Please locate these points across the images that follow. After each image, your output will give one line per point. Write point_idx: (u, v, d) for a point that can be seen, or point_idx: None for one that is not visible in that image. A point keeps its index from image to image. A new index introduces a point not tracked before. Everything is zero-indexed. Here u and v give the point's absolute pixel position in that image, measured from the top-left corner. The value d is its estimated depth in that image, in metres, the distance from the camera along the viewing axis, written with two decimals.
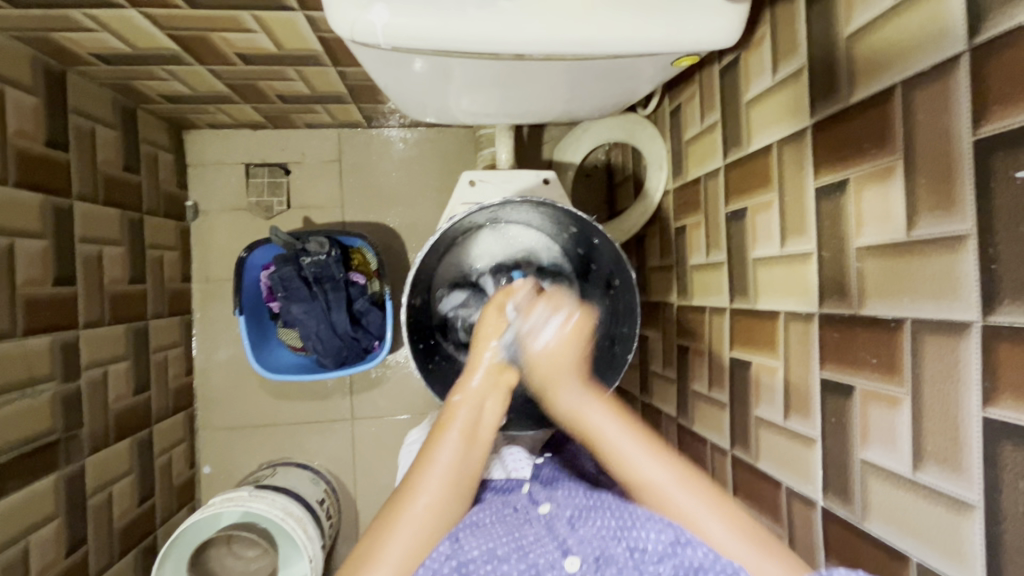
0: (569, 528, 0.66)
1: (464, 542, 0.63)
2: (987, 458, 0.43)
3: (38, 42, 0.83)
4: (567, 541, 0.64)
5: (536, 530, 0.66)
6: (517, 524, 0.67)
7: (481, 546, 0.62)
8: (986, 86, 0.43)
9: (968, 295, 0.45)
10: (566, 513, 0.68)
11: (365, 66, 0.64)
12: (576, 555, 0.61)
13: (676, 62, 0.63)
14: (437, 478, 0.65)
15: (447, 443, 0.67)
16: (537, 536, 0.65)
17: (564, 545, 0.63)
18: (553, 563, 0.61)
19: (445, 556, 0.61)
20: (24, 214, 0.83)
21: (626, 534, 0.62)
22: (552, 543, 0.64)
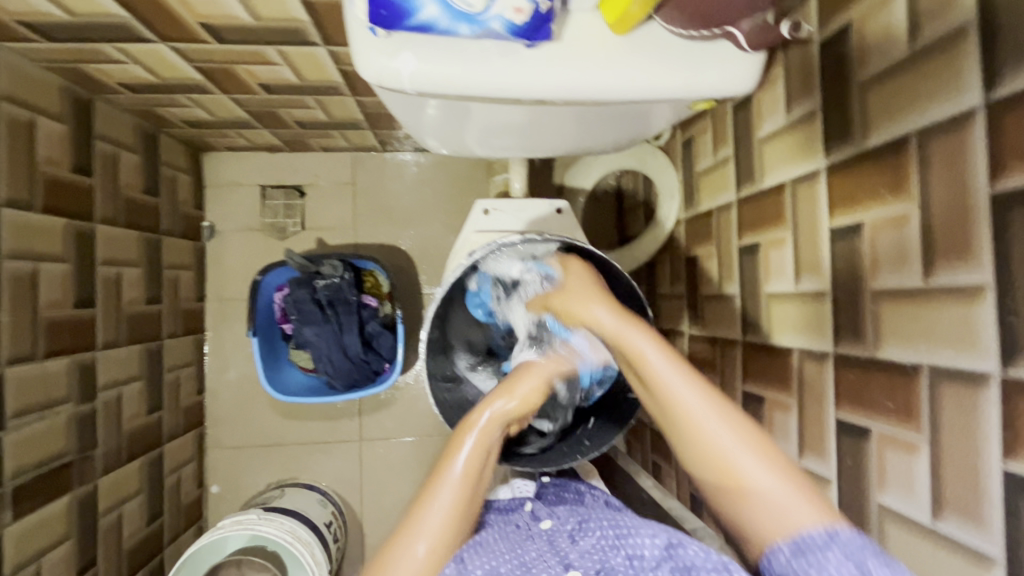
0: (570, 542, 0.67)
1: (469, 560, 0.61)
2: (1009, 511, 0.43)
3: (68, 73, 0.85)
4: (568, 555, 0.64)
5: (539, 546, 0.66)
6: (518, 540, 0.67)
7: (484, 564, 0.60)
8: (1002, 142, 0.44)
9: (987, 346, 0.45)
10: (566, 528, 0.70)
11: (386, 106, 0.65)
12: (576, 567, 0.62)
13: (691, 104, 0.64)
14: (436, 520, 0.62)
15: (449, 483, 0.64)
16: (540, 552, 0.65)
17: (565, 559, 0.63)
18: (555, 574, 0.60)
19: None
20: (49, 238, 0.85)
21: (622, 543, 0.63)
22: (554, 557, 0.64)
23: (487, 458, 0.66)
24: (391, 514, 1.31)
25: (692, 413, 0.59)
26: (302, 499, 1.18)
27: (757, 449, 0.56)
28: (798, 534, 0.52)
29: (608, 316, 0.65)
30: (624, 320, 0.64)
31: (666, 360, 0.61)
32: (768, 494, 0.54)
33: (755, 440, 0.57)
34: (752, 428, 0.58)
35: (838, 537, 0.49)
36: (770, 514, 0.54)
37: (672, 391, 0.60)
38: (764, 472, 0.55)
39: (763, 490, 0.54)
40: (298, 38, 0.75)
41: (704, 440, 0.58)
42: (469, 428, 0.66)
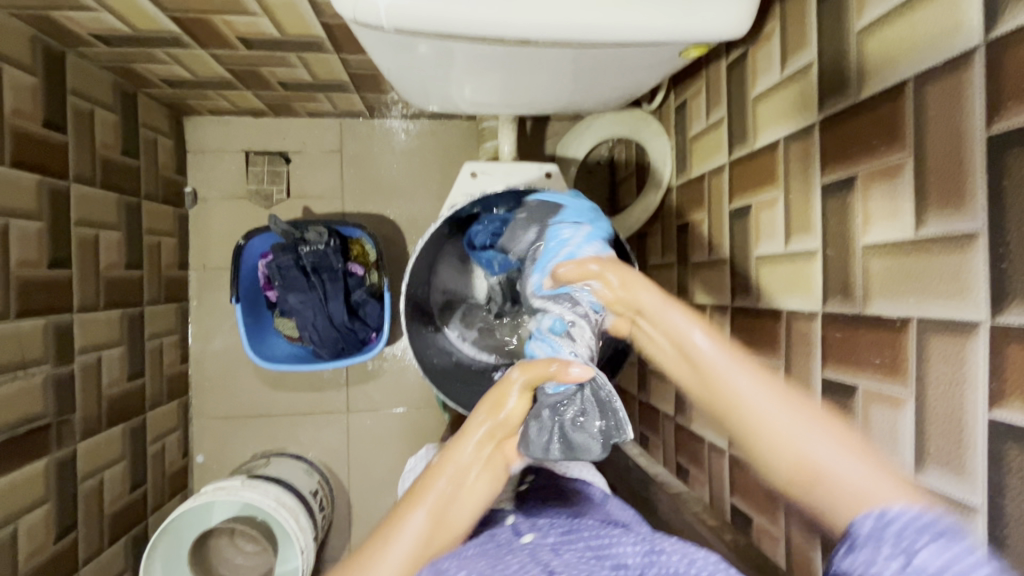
0: (545, 540, 0.57)
1: (445, 567, 0.50)
2: (992, 461, 0.43)
3: (37, 21, 0.81)
4: (552, 563, 0.51)
5: (519, 558, 0.52)
6: (497, 554, 0.52)
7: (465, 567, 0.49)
8: (1000, 82, 0.42)
9: (976, 296, 0.44)
10: (544, 524, 0.66)
11: (369, 51, 0.63)
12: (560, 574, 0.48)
13: (683, 52, 0.62)
14: (403, 552, 0.52)
15: (420, 511, 0.54)
16: (513, 545, 0.59)
17: (548, 566, 0.50)
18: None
19: None
20: (21, 194, 0.82)
21: (606, 554, 0.53)
22: (529, 552, 0.58)
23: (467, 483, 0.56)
24: (379, 485, 1.31)
25: (734, 386, 0.54)
26: (288, 468, 1.17)
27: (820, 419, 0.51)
28: (881, 508, 0.44)
29: (647, 297, 0.61)
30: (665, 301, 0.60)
31: (718, 347, 0.56)
32: (877, 502, 0.45)
33: (848, 446, 0.49)
34: (810, 402, 0.52)
35: (889, 521, 0.43)
36: (848, 509, 0.46)
37: (729, 381, 0.54)
38: (835, 455, 0.48)
39: (869, 498, 0.46)
40: None
41: (763, 429, 0.52)
42: (447, 467, 0.56)
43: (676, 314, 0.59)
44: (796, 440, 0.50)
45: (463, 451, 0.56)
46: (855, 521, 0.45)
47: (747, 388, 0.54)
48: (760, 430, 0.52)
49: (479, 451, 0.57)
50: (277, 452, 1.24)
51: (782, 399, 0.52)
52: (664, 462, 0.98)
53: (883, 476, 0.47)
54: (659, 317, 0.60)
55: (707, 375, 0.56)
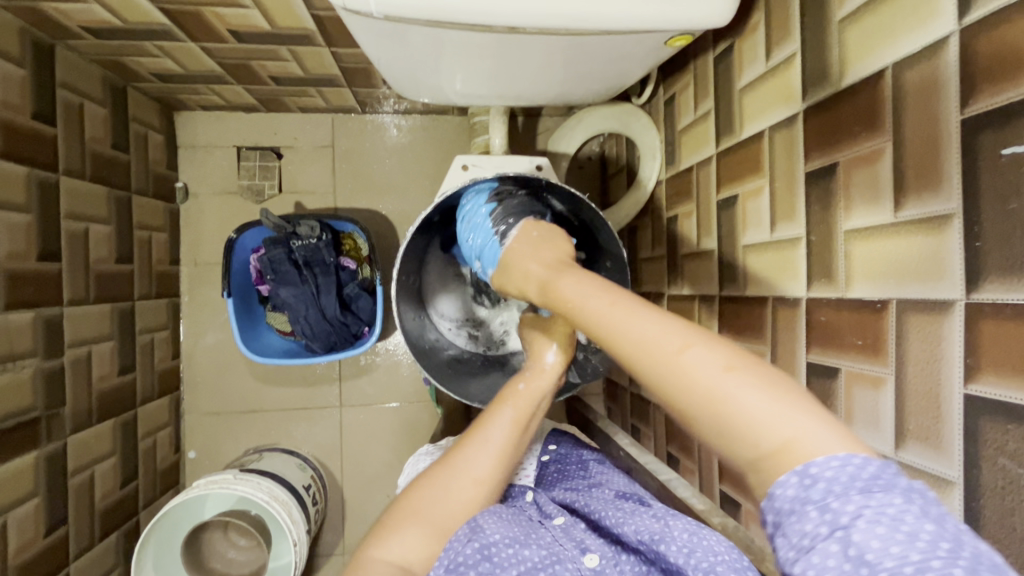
0: (585, 531, 0.63)
1: (483, 526, 0.57)
2: (968, 435, 0.44)
3: (26, 13, 0.81)
4: (583, 539, 0.62)
5: (552, 533, 0.62)
6: (531, 526, 0.62)
7: (501, 530, 0.57)
8: (974, 66, 0.43)
9: (952, 275, 0.45)
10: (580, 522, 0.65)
11: (359, 41, 0.64)
12: (593, 552, 0.60)
13: (669, 42, 0.63)
14: (484, 459, 0.62)
15: (500, 425, 0.64)
16: (553, 537, 0.61)
17: (580, 545, 0.61)
18: (572, 558, 0.59)
19: (464, 537, 0.55)
20: (9, 186, 0.82)
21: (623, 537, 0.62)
22: (569, 542, 0.61)
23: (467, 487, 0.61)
24: (372, 479, 1.31)
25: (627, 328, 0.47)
26: (281, 462, 1.17)
27: (728, 362, 0.42)
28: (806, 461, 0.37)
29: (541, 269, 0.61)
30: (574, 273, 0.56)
31: (612, 303, 0.49)
32: (776, 430, 0.38)
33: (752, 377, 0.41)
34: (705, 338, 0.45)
35: (814, 482, 0.36)
36: (747, 442, 0.39)
37: (629, 332, 0.46)
38: (736, 384, 0.40)
39: (767, 429, 0.38)
40: None
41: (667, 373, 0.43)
42: (511, 395, 0.67)
43: (577, 282, 0.54)
44: (685, 370, 0.42)
45: (518, 387, 0.68)
46: (772, 488, 0.38)
47: (640, 327, 0.46)
48: (647, 361, 0.45)
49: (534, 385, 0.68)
50: (270, 447, 1.24)
51: (692, 338, 0.44)
52: (655, 451, 0.99)
53: (780, 405, 0.39)
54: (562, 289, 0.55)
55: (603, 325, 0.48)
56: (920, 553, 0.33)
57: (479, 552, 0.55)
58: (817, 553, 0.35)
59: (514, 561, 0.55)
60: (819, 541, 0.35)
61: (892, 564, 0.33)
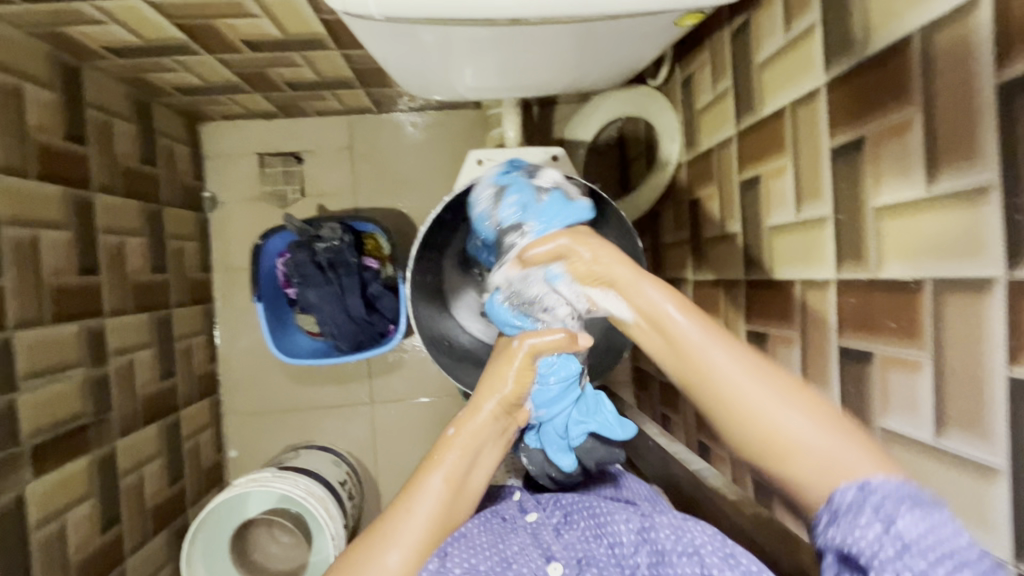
0: (554, 535, 0.64)
1: (452, 553, 0.58)
2: (1014, 419, 0.41)
3: (51, 38, 0.85)
4: (550, 547, 0.61)
5: (521, 539, 0.62)
6: (502, 532, 0.63)
7: (463, 562, 0.57)
8: (1010, 25, 0.40)
9: (992, 251, 0.42)
10: (552, 520, 0.66)
11: (366, 44, 0.64)
12: (558, 560, 0.59)
13: (680, 21, 0.60)
14: (414, 529, 0.59)
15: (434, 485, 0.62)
16: (522, 545, 0.61)
17: (546, 552, 0.61)
18: (536, 570, 0.58)
19: (433, 574, 0.56)
20: (47, 205, 0.85)
21: (605, 532, 0.61)
22: (536, 551, 0.61)
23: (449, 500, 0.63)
24: (405, 473, 1.34)
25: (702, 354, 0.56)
26: (317, 459, 1.20)
27: (794, 400, 0.52)
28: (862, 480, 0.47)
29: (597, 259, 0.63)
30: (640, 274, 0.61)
31: (693, 323, 0.57)
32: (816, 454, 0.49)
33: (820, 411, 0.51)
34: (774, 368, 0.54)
35: (872, 491, 0.45)
36: (815, 479, 0.49)
37: (711, 363, 0.55)
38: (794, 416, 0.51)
39: (812, 450, 0.50)
40: None
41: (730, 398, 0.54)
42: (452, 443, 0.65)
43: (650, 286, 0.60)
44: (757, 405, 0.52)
45: (474, 421, 0.66)
46: (834, 493, 0.47)
47: (720, 357, 0.55)
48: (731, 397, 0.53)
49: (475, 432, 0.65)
50: (306, 444, 1.28)
51: (753, 371, 0.54)
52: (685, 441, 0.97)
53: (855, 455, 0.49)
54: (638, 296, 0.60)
55: (687, 350, 0.57)
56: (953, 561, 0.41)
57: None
58: (861, 530, 0.44)
59: None
60: (866, 522, 0.44)
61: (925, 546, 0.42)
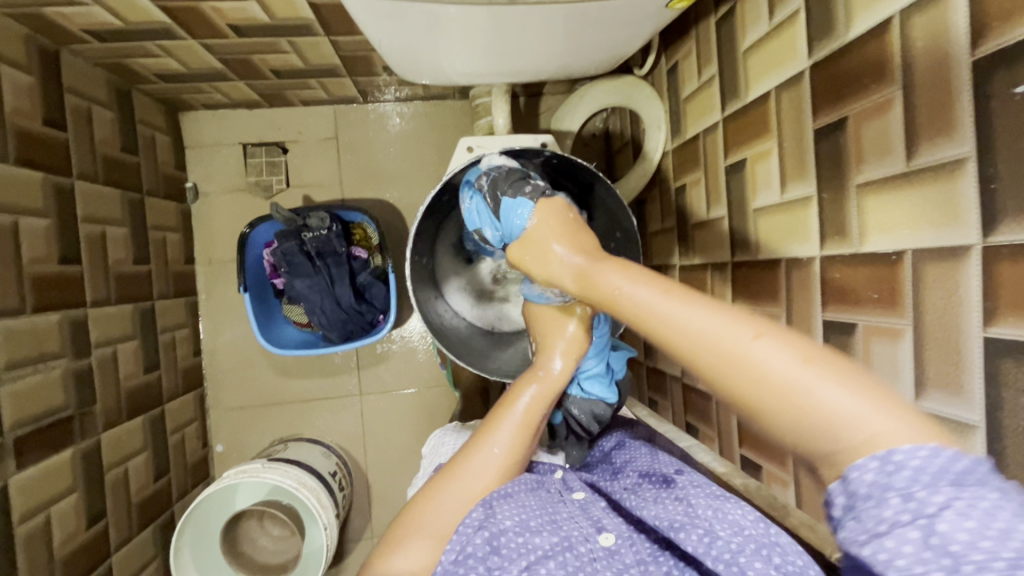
0: (603, 510, 0.61)
1: (497, 513, 0.57)
2: (989, 378, 0.44)
3: (29, 19, 0.82)
4: (601, 519, 0.59)
5: (569, 510, 0.61)
6: (550, 503, 0.61)
7: (513, 517, 0.57)
8: (984, 6, 0.43)
9: (968, 220, 0.45)
10: (599, 500, 0.63)
11: (359, 24, 0.64)
12: (610, 531, 0.57)
13: (670, 4, 0.62)
14: (481, 476, 0.63)
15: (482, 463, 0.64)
16: (571, 515, 0.60)
17: (597, 522, 0.59)
18: (587, 537, 0.56)
19: (475, 524, 0.56)
20: (27, 192, 0.83)
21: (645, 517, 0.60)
22: (585, 520, 0.59)
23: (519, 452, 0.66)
24: (394, 464, 1.34)
25: (673, 319, 0.49)
26: (306, 451, 1.20)
27: (798, 357, 0.43)
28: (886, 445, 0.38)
29: (576, 259, 0.60)
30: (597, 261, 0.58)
31: (651, 290, 0.52)
32: (844, 422, 0.40)
33: (806, 352, 0.43)
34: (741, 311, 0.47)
35: (898, 469, 0.38)
36: (829, 439, 0.41)
37: (682, 332, 0.48)
38: (784, 363, 0.43)
39: (848, 426, 0.40)
40: None
41: (712, 360, 0.46)
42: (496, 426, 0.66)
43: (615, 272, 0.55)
44: (737, 356, 0.45)
45: (521, 399, 0.68)
46: (847, 472, 0.40)
47: (682, 314, 0.48)
48: (711, 363, 0.46)
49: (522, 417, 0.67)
50: (294, 437, 1.27)
51: (732, 324, 0.46)
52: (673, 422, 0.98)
53: (866, 394, 0.40)
54: (604, 280, 0.56)
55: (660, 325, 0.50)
56: (1012, 550, 0.34)
57: (489, 543, 0.54)
58: (890, 537, 0.37)
59: (523, 551, 0.53)
60: (897, 527, 0.37)
61: (978, 552, 0.35)
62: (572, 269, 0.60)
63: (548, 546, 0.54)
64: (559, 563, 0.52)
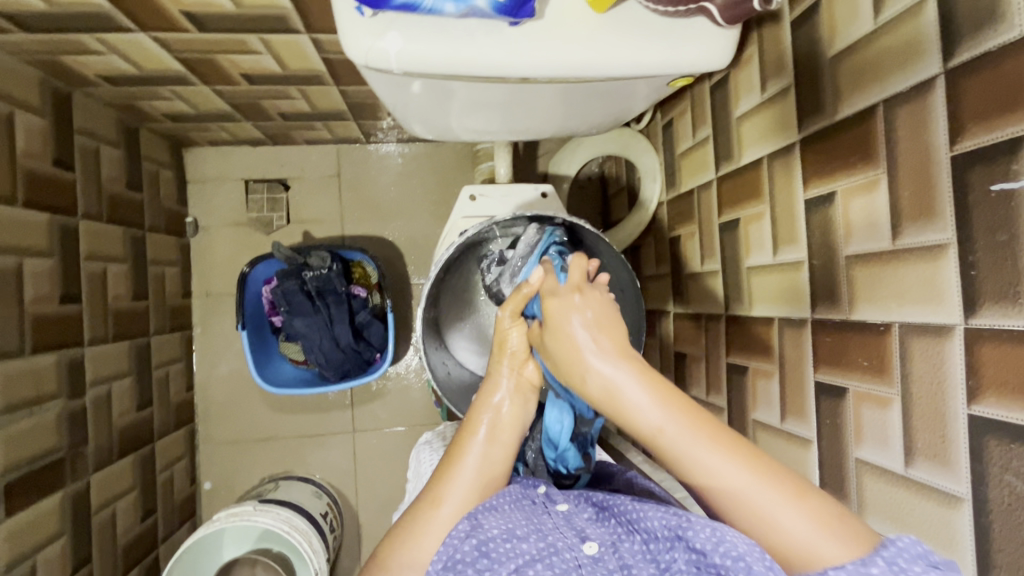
0: (587, 520, 0.60)
1: (483, 522, 0.57)
2: (974, 452, 0.46)
3: (46, 65, 0.84)
4: (585, 528, 0.58)
5: (554, 520, 0.59)
6: (534, 511, 0.60)
7: (500, 525, 0.56)
8: (961, 106, 0.46)
9: (950, 300, 0.48)
10: (585, 510, 0.62)
11: (374, 90, 0.67)
12: (593, 539, 0.56)
13: (671, 82, 0.66)
14: (464, 486, 0.61)
15: (475, 446, 0.63)
16: (556, 524, 0.58)
17: (581, 532, 0.57)
18: (571, 545, 0.55)
19: (463, 533, 0.56)
20: (32, 233, 0.84)
21: (638, 526, 0.55)
22: (569, 530, 0.58)
23: (505, 426, 0.65)
24: (385, 503, 1.32)
25: (701, 463, 0.50)
26: (297, 490, 1.18)
27: (789, 493, 0.47)
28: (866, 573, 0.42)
29: (610, 371, 0.54)
30: (624, 368, 0.54)
31: (660, 407, 0.51)
32: None
33: (821, 511, 0.46)
34: (747, 448, 0.50)
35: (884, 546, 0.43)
36: None
37: (698, 463, 0.50)
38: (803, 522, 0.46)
39: None
40: (281, 25, 0.76)
41: (740, 504, 0.48)
42: (485, 406, 0.65)
43: (600, 360, 0.54)
44: (765, 513, 0.47)
45: (495, 391, 0.66)
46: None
47: (709, 461, 0.49)
48: (736, 506, 0.48)
49: (510, 390, 0.66)
50: (286, 475, 1.25)
51: (733, 455, 0.49)
52: None
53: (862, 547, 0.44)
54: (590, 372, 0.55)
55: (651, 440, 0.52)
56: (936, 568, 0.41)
57: (477, 549, 0.54)
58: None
59: (511, 556, 0.53)
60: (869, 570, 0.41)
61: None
62: (602, 379, 0.54)
63: (535, 552, 0.54)
64: (545, 566, 0.52)
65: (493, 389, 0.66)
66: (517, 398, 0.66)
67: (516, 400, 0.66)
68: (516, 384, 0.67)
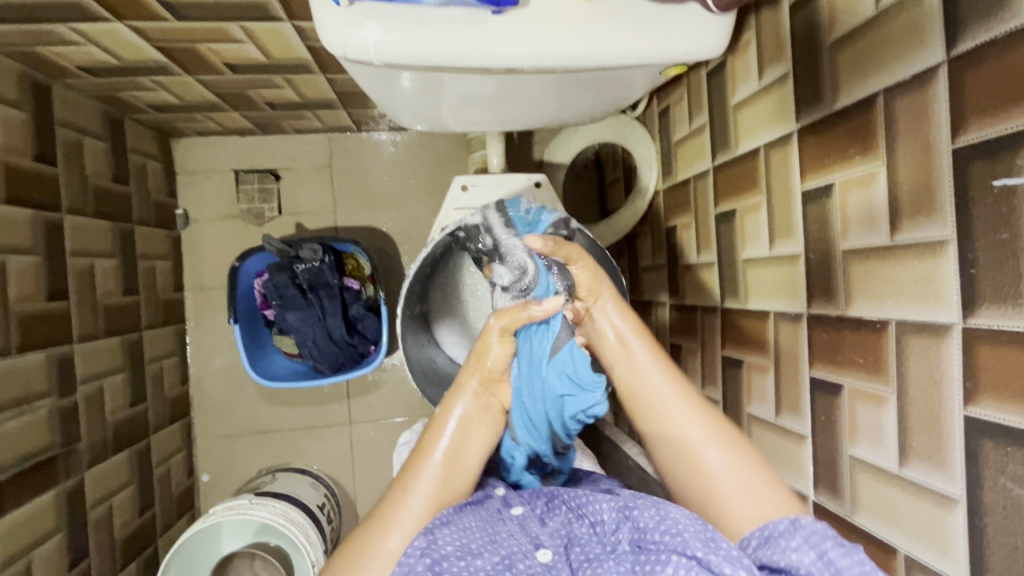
0: (539, 522, 0.60)
1: (437, 538, 0.56)
2: (969, 455, 0.45)
3: (22, 57, 0.82)
4: (538, 531, 0.59)
5: (508, 527, 0.59)
6: (487, 519, 0.60)
7: (454, 541, 0.55)
8: (963, 98, 0.45)
9: (949, 299, 0.46)
10: (535, 508, 0.62)
11: (357, 82, 0.65)
12: (547, 546, 0.56)
13: (664, 70, 0.64)
14: (416, 508, 0.60)
15: (430, 470, 0.62)
16: (510, 532, 0.58)
17: (535, 536, 0.58)
18: (525, 553, 0.56)
19: (419, 551, 0.55)
20: (15, 230, 0.82)
21: (586, 513, 0.59)
22: (523, 536, 0.58)
23: (466, 446, 0.64)
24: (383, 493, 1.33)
25: (665, 404, 0.61)
26: (294, 482, 1.18)
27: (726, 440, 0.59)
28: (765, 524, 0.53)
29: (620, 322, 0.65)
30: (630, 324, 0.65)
31: (646, 351, 0.64)
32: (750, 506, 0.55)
33: (739, 451, 0.58)
34: (707, 410, 0.61)
35: (802, 526, 0.50)
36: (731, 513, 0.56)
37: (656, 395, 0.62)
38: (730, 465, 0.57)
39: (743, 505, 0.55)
40: (261, 13, 0.73)
41: (671, 428, 0.61)
42: (447, 422, 0.65)
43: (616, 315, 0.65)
44: (696, 450, 0.59)
45: (454, 412, 0.65)
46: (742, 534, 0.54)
47: (672, 404, 0.61)
48: (676, 440, 0.60)
49: (476, 408, 0.66)
50: (283, 467, 1.25)
51: (688, 404, 0.61)
52: None
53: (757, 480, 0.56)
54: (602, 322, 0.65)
55: (634, 372, 0.63)
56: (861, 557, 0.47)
57: (430, 569, 0.53)
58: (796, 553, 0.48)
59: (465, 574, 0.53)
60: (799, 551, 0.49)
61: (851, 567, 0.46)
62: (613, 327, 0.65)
63: (491, 567, 0.53)
64: None
65: (457, 401, 0.66)
66: (482, 419, 0.66)
67: (479, 421, 0.66)
68: (483, 403, 0.66)
